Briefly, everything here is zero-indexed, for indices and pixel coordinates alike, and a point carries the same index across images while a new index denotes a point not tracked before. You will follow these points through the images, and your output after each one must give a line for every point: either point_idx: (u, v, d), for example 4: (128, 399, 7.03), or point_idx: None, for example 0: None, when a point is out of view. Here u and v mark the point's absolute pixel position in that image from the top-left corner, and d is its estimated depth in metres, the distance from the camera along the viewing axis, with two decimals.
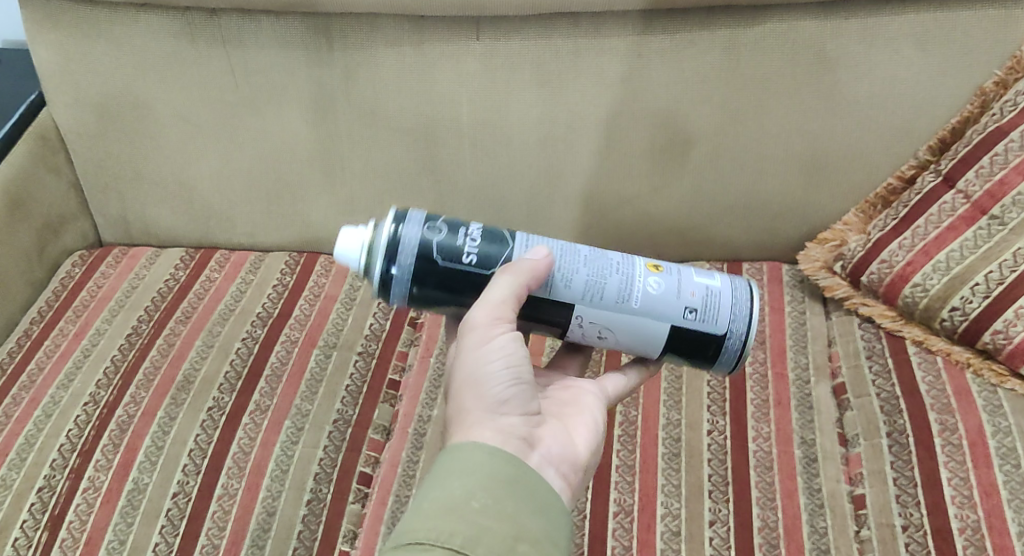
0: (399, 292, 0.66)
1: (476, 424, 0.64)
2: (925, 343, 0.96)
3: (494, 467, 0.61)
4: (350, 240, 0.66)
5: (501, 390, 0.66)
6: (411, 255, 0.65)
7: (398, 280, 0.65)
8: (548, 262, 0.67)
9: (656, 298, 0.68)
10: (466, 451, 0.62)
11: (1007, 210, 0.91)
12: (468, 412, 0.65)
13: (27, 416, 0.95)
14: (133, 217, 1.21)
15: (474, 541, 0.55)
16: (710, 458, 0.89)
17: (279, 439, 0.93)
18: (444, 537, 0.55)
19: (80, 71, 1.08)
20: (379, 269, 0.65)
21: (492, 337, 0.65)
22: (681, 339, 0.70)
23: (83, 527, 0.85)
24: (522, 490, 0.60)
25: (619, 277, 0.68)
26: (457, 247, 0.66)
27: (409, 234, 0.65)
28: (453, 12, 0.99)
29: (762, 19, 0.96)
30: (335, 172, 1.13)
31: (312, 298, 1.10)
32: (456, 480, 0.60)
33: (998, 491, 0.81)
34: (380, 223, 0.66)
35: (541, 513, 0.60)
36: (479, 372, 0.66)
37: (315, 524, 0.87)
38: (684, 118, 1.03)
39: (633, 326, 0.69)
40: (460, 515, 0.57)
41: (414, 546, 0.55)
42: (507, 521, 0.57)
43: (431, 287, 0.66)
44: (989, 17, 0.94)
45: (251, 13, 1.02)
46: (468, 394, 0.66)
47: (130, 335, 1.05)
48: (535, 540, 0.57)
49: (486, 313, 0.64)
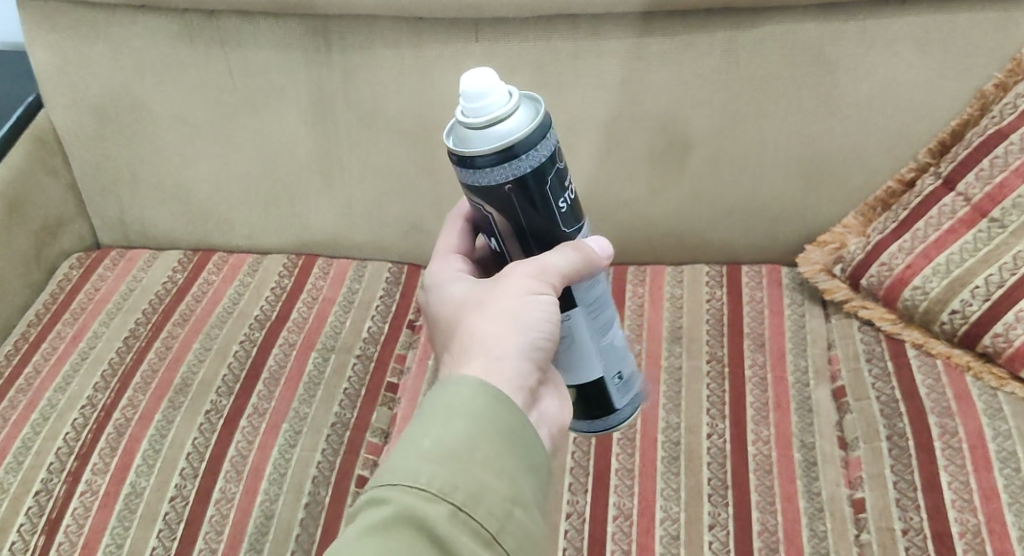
0: (496, 176, 0.56)
1: (500, 365, 0.58)
2: (925, 345, 0.96)
3: (502, 416, 0.56)
4: (499, 88, 0.55)
5: (532, 342, 0.60)
6: (538, 161, 0.57)
7: (509, 166, 0.56)
8: (605, 259, 0.64)
9: (610, 350, 0.68)
10: (479, 391, 0.56)
11: (1007, 213, 0.91)
12: (492, 350, 0.59)
13: (25, 419, 0.95)
14: (132, 220, 1.21)
15: (475, 500, 0.52)
16: (710, 461, 0.89)
17: (276, 442, 0.92)
18: (446, 490, 0.51)
19: (80, 73, 1.09)
20: (503, 141, 0.55)
21: (538, 292, 0.60)
22: (593, 392, 0.69)
23: (80, 530, 0.85)
24: (525, 446, 0.56)
25: (607, 314, 0.67)
26: (562, 187, 0.60)
27: (548, 143, 0.58)
28: (452, 14, 0.99)
29: (760, 21, 0.97)
30: (333, 174, 1.12)
31: (311, 301, 1.10)
32: (460, 421, 0.54)
33: (998, 496, 0.80)
34: (529, 107, 0.57)
35: (533, 474, 0.56)
36: (515, 315, 0.60)
37: (313, 528, 0.85)
38: (683, 121, 1.03)
39: (585, 357, 0.67)
40: (464, 466, 0.52)
41: (414, 492, 0.51)
42: (508, 481, 0.53)
43: (515, 199, 0.58)
44: (989, 19, 0.94)
45: (250, 16, 1.03)
46: (498, 334, 0.60)
47: (128, 338, 1.05)
48: (528, 505, 0.54)
49: (543, 272, 0.60)
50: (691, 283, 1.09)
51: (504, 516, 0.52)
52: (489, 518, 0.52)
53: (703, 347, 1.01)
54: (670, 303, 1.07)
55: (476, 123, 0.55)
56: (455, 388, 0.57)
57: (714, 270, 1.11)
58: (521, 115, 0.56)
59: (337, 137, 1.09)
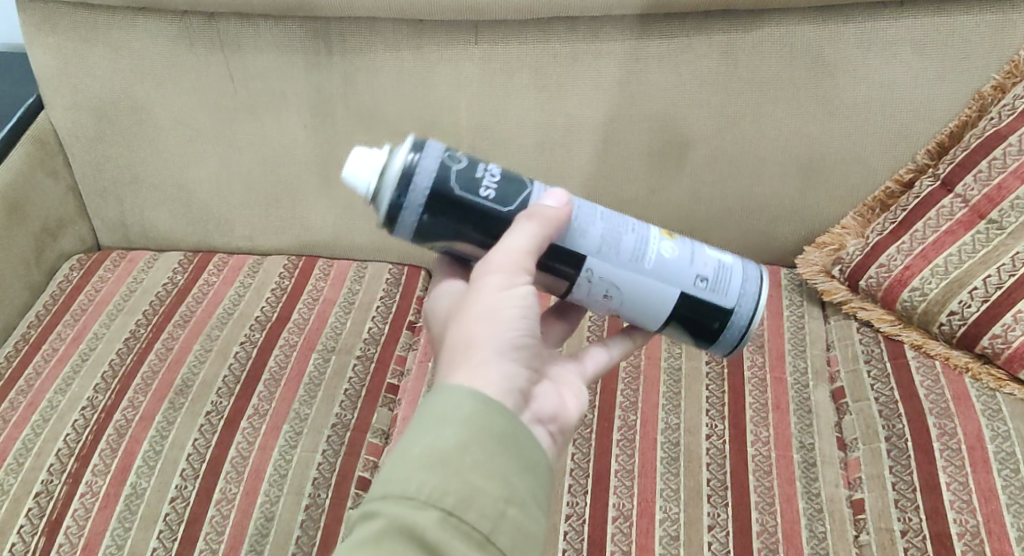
0: (411, 221, 0.61)
1: (485, 372, 0.59)
2: (924, 347, 0.96)
3: (492, 419, 0.56)
4: (363, 156, 0.62)
5: (514, 342, 0.61)
6: (428, 180, 0.60)
7: (413, 202, 0.60)
8: (570, 210, 0.63)
9: (668, 265, 0.65)
10: (467, 397, 0.57)
11: (1006, 214, 0.91)
12: (474, 357, 0.59)
13: (25, 420, 0.95)
14: (131, 221, 1.21)
15: (466, 502, 0.52)
16: (709, 462, 0.89)
17: (277, 443, 0.93)
18: (436, 496, 0.52)
19: (80, 74, 1.09)
20: (391, 190, 0.60)
21: (512, 283, 0.60)
22: (689, 308, 0.67)
23: (81, 532, 0.85)
24: (516, 445, 0.56)
25: (633, 236, 0.65)
26: (475, 179, 0.62)
27: (429, 154, 0.61)
28: (452, 16, 1.00)
29: (758, 24, 0.97)
30: (333, 176, 1.12)
31: (311, 302, 1.10)
32: (448, 427, 0.55)
33: (997, 496, 0.81)
34: (398, 145, 0.62)
35: (528, 472, 0.56)
36: (493, 318, 0.60)
37: (314, 530, 0.86)
38: (682, 122, 1.03)
39: (642, 288, 0.65)
40: (453, 471, 0.53)
41: (405, 502, 0.52)
42: (499, 481, 0.54)
43: (444, 220, 0.61)
44: (986, 22, 0.94)
45: (250, 17, 1.03)
46: (479, 338, 0.60)
47: (128, 339, 1.05)
48: (523, 503, 0.54)
49: (510, 259, 0.60)
50: None
51: (496, 517, 0.53)
52: (481, 519, 0.52)
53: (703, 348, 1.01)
54: None
55: (368, 199, 0.62)
56: (447, 399, 0.57)
57: None
58: (390, 164, 0.61)
59: (337, 139, 1.09)
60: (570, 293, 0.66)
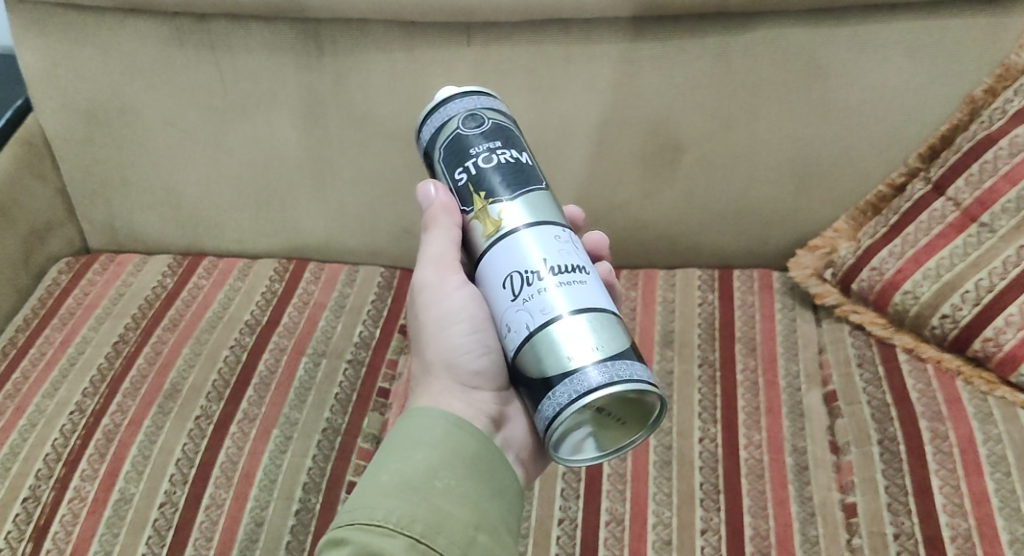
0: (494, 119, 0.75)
1: (444, 396, 0.70)
2: (916, 350, 0.96)
3: (460, 441, 0.65)
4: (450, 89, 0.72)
5: (470, 361, 0.71)
6: None
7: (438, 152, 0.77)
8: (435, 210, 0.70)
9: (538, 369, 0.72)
10: (437, 419, 0.66)
11: (996, 218, 0.91)
12: (437, 383, 0.71)
13: (12, 424, 0.94)
14: (121, 223, 1.19)
15: (434, 530, 0.59)
16: (701, 466, 0.89)
17: (267, 447, 0.92)
18: (406, 524, 0.59)
19: (67, 75, 1.07)
20: None
21: (450, 295, 0.71)
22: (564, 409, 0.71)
23: (68, 537, 0.84)
24: (486, 473, 0.64)
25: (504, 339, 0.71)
26: None
27: (429, 125, 0.71)
28: (444, 18, 0.99)
29: (751, 27, 0.97)
30: (324, 178, 1.12)
31: (301, 306, 1.10)
32: (419, 454, 0.63)
33: (989, 500, 0.81)
34: (428, 112, 0.71)
35: (499, 497, 0.64)
36: (447, 340, 0.71)
37: (304, 534, 0.85)
38: (674, 126, 1.03)
39: None
40: (424, 496, 0.61)
41: (376, 529, 0.59)
42: (469, 508, 0.61)
43: None
44: (977, 25, 0.95)
45: (240, 18, 1.02)
46: (438, 362, 0.72)
47: (117, 343, 1.04)
48: (493, 529, 0.62)
49: (434, 271, 0.71)
50: (682, 286, 1.09)
51: (467, 542, 0.60)
52: (448, 546, 0.59)
53: (695, 351, 1.00)
54: (662, 307, 1.06)
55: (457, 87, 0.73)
56: (422, 419, 0.66)
57: (705, 275, 1.10)
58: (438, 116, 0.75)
59: (328, 140, 1.09)
60: (565, 223, 0.68)
